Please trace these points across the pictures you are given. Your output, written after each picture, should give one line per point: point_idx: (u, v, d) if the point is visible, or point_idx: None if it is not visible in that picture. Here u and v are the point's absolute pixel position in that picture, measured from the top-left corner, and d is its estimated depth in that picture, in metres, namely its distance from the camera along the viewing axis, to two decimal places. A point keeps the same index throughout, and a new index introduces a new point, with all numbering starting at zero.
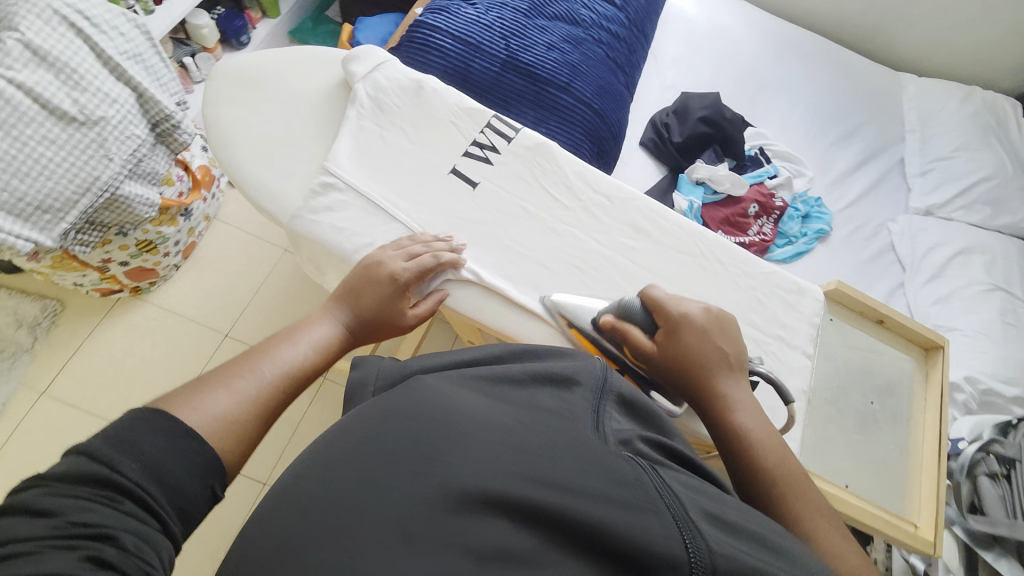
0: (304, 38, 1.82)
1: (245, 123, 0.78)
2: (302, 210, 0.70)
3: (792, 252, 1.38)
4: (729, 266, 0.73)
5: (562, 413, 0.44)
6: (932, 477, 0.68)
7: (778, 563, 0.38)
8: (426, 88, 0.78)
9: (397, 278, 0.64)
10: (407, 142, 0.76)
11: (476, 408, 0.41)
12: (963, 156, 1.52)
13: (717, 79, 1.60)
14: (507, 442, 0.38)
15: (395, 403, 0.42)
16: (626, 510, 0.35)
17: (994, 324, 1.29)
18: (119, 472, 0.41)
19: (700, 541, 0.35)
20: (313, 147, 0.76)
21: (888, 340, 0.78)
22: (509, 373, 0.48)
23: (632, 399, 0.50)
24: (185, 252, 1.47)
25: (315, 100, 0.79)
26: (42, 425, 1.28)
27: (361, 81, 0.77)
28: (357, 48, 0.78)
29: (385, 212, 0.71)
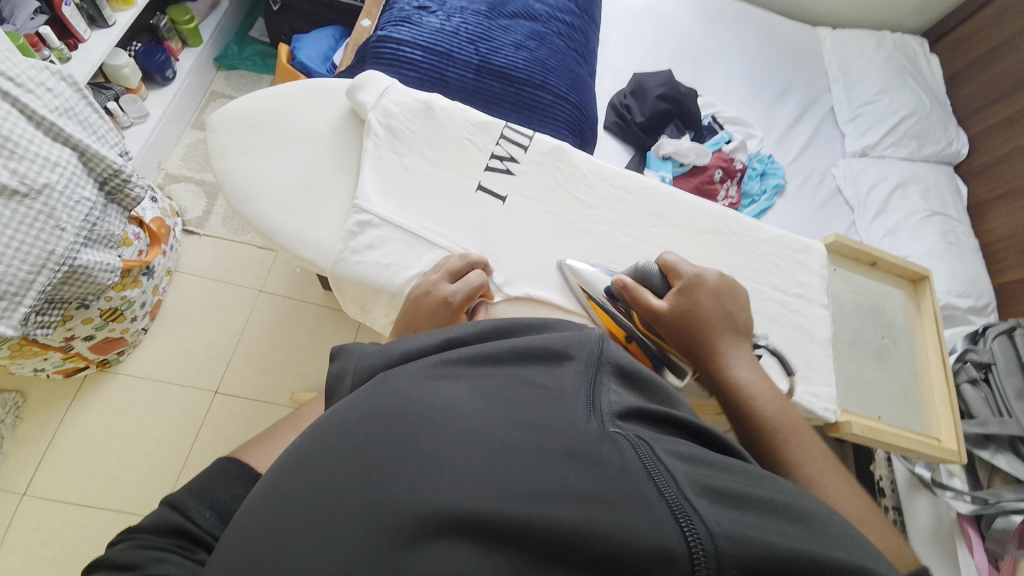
0: (233, 64, 1.71)
1: (258, 172, 0.73)
2: (342, 252, 0.68)
3: (758, 210, 1.47)
4: (745, 236, 0.78)
5: (549, 391, 0.40)
6: (945, 395, 0.80)
7: (790, 529, 0.34)
8: (435, 107, 0.77)
9: (451, 302, 0.60)
10: (428, 165, 0.75)
11: (445, 410, 0.37)
12: (885, 98, 1.67)
13: (660, 54, 1.66)
14: (468, 451, 0.34)
15: (355, 418, 0.38)
16: (606, 508, 0.32)
17: (938, 246, 1.45)
18: (193, 521, 0.44)
19: (700, 524, 0.32)
20: (315, 184, 0.73)
21: (882, 278, 0.89)
22: (493, 355, 0.44)
23: (632, 369, 0.46)
24: (151, 313, 1.36)
25: (327, 135, 0.76)
26: (33, 529, 1.16)
27: (371, 111, 0.75)
28: (359, 77, 0.75)
29: (426, 239, 0.70)
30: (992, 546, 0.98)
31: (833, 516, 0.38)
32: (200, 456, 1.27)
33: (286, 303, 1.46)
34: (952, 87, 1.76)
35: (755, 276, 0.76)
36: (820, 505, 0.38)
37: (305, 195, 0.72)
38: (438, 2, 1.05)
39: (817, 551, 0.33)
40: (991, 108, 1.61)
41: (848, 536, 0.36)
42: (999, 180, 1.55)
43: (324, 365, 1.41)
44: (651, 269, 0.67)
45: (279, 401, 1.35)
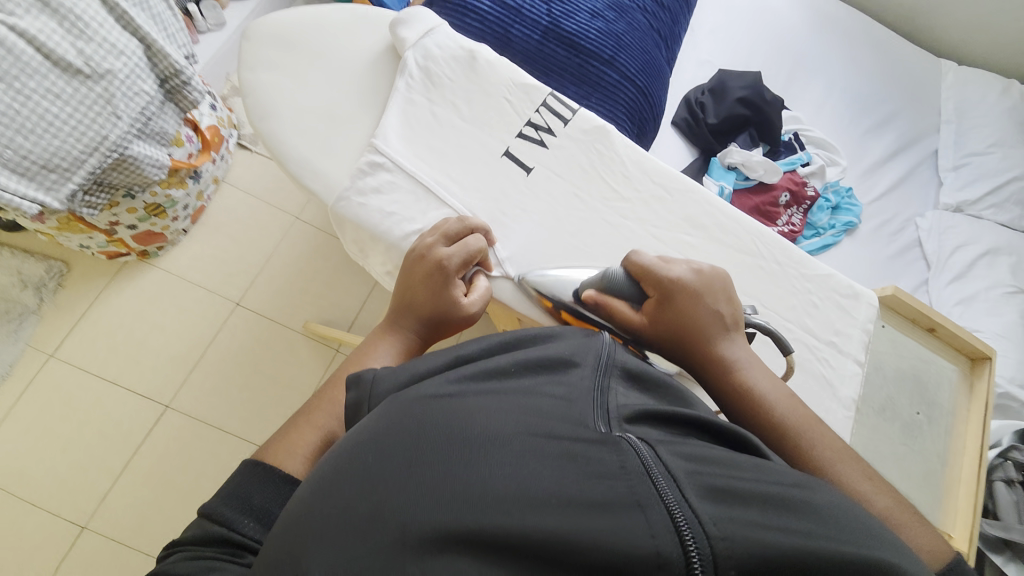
0: None
1: (290, 94, 0.72)
2: (347, 191, 0.66)
3: (820, 244, 1.34)
4: (787, 267, 0.71)
5: (556, 403, 0.41)
6: (970, 491, 0.72)
7: (794, 520, 0.34)
8: (480, 59, 0.72)
9: (444, 266, 0.57)
10: (459, 120, 0.71)
11: (455, 414, 0.39)
12: (999, 153, 1.48)
13: (753, 54, 1.52)
14: (472, 457, 0.35)
15: (362, 434, 0.40)
16: (603, 514, 0.32)
17: (1016, 328, 1.28)
18: (239, 532, 0.43)
19: (697, 525, 0.31)
20: (342, 117, 0.71)
21: (936, 348, 0.79)
22: (500, 364, 0.46)
23: (639, 370, 0.48)
24: (193, 216, 1.41)
25: (361, 68, 0.73)
26: (52, 387, 1.26)
27: (410, 49, 0.71)
28: (405, 11, 0.71)
29: (437, 196, 0.67)
30: None
31: (847, 506, 0.37)
32: (210, 360, 1.33)
33: (316, 234, 1.48)
34: None
35: (788, 313, 0.69)
36: (829, 493, 0.38)
37: (334, 127, 0.70)
38: None
39: (823, 544, 0.32)
40: None
41: (863, 529, 0.35)
42: None
43: (338, 302, 1.43)
44: (620, 274, 0.60)
45: (290, 325, 1.39)
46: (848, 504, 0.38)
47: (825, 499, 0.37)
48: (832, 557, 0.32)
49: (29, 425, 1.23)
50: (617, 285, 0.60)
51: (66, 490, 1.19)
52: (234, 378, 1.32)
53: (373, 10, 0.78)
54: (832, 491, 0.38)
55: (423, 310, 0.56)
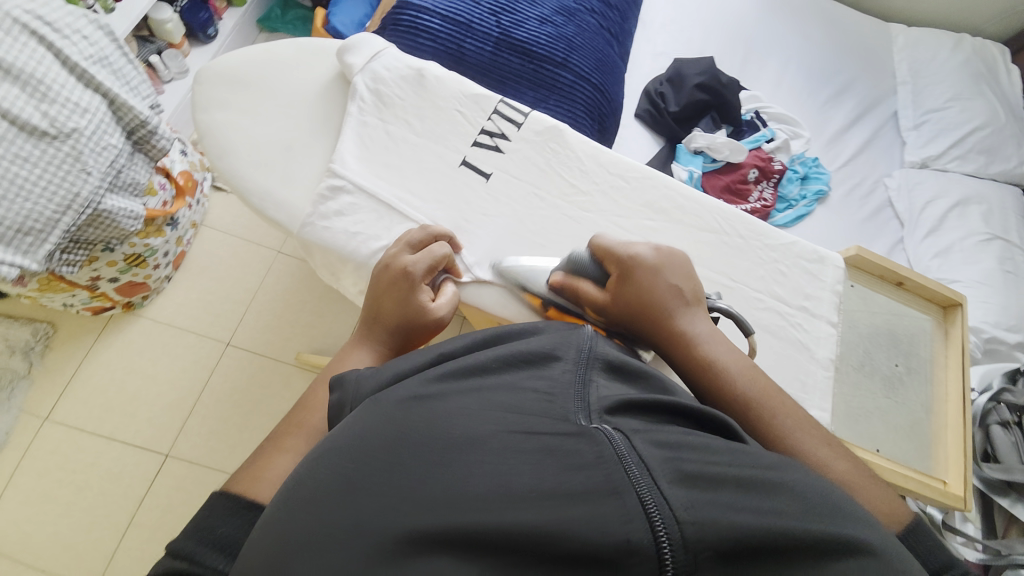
0: (274, 28, 1.74)
1: (244, 131, 0.73)
2: (311, 217, 0.67)
3: (793, 216, 1.37)
4: (749, 239, 0.72)
5: (536, 399, 0.41)
6: (959, 436, 0.74)
7: (769, 501, 0.35)
8: (428, 76, 0.75)
9: (410, 273, 0.59)
10: (413, 135, 0.73)
11: (436, 419, 0.39)
12: (956, 107, 1.52)
13: (706, 40, 1.55)
14: (450, 459, 0.36)
15: (344, 441, 0.40)
16: (578, 503, 0.32)
17: (994, 274, 1.31)
18: (196, 562, 0.42)
19: (668, 511, 0.32)
20: (300, 147, 0.73)
21: (907, 300, 0.81)
22: (481, 363, 0.47)
23: (620, 361, 0.49)
24: (175, 262, 1.41)
25: (312, 98, 0.75)
26: (49, 451, 1.26)
27: (359, 74, 0.73)
28: (350, 38, 0.74)
29: (398, 211, 0.68)
30: None
31: (821, 486, 0.38)
32: (206, 404, 1.33)
33: (300, 266, 1.50)
34: None
35: (756, 283, 0.71)
36: (806, 474, 0.39)
37: (292, 157, 0.72)
38: None
39: (795, 525, 0.33)
40: None
41: (836, 510, 0.36)
42: None
43: (330, 330, 1.44)
44: (585, 258, 0.64)
45: (284, 358, 1.40)
46: (828, 485, 0.39)
47: (799, 478, 0.37)
48: (806, 538, 0.32)
49: (29, 491, 1.22)
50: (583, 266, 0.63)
51: (73, 552, 1.18)
52: (234, 418, 1.33)
53: (322, 40, 0.80)
54: (811, 473, 0.39)
55: (392, 319, 0.57)
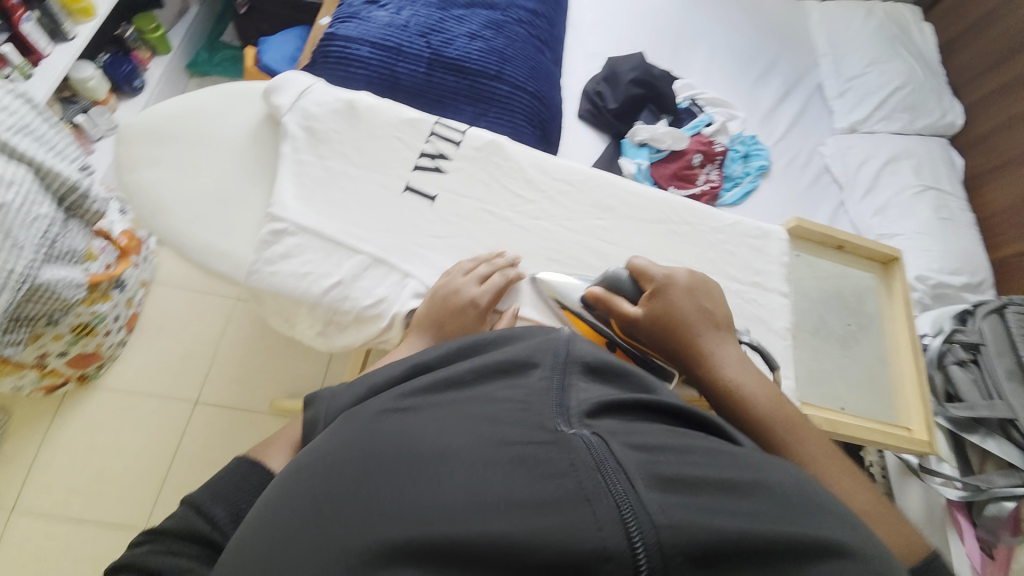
0: (204, 71, 1.70)
1: (175, 184, 0.71)
2: (256, 264, 0.65)
3: (741, 193, 1.42)
4: (697, 226, 0.75)
5: (512, 409, 0.41)
6: (914, 383, 0.78)
7: (750, 503, 0.35)
8: (359, 106, 0.74)
9: (478, 304, 0.62)
10: (352, 167, 0.72)
11: (409, 439, 0.38)
12: (875, 71, 1.61)
13: (635, 36, 1.60)
14: (422, 476, 0.35)
15: (319, 459, 0.40)
16: (551, 512, 0.32)
17: (931, 223, 1.39)
18: (218, 530, 0.44)
19: (643, 516, 0.32)
20: (237, 195, 0.71)
21: (849, 261, 0.85)
22: (455, 376, 0.46)
23: (599, 362, 0.48)
24: (128, 325, 1.35)
25: (244, 143, 0.74)
26: (17, 545, 1.18)
27: (288, 114, 0.73)
28: (273, 79, 0.73)
29: (346, 245, 0.68)
30: (986, 536, 0.96)
31: (801, 480, 0.38)
32: (181, 466, 1.27)
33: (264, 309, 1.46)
34: (948, 54, 1.69)
35: (708, 267, 0.73)
36: (784, 469, 0.39)
37: (230, 206, 0.71)
38: None
39: (774, 528, 0.33)
40: (993, 73, 1.54)
41: (813, 508, 0.36)
42: (996, 150, 1.49)
43: (304, 369, 1.40)
44: (623, 275, 0.66)
45: (260, 407, 1.35)
46: (809, 480, 0.39)
47: (776, 477, 0.37)
48: (786, 543, 0.32)
49: None
50: (620, 284, 0.66)
51: None
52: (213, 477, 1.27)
53: (248, 84, 0.79)
54: (791, 468, 0.40)
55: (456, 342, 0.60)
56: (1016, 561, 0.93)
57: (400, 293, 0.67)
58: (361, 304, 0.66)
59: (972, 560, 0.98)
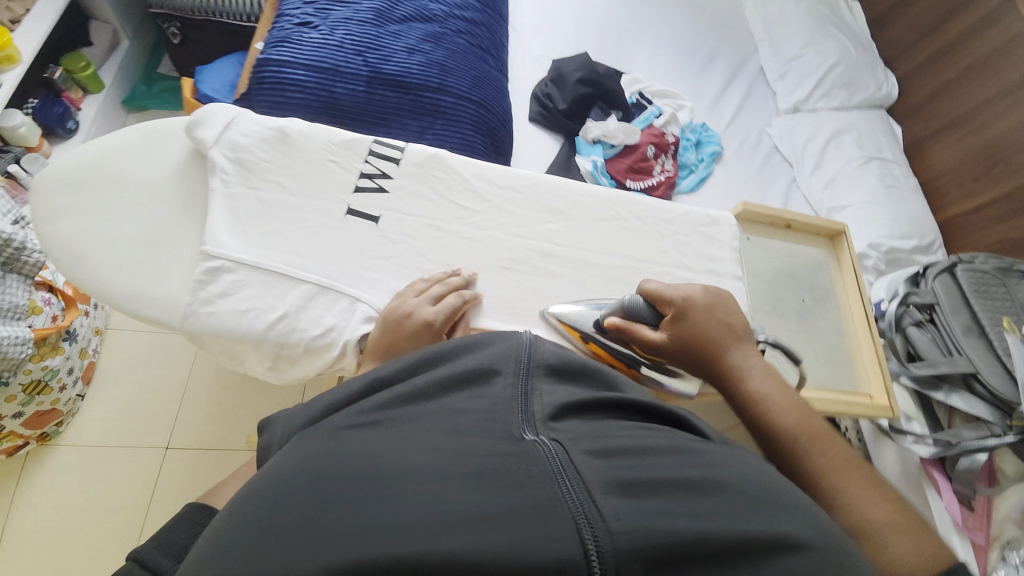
0: (142, 104, 1.66)
1: (96, 232, 0.69)
2: (192, 306, 0.63)
3: (696, 179, 1.44)
4: (646, 219, 0.79)
5: (477, 420, 0.39)
6: (871, 350, 0.80)
7: (710, 502, 0.34)
8: (290, 132, 0.74)
9: (432, 325, 0.61)
10: (289, 194, 0.72)
11: (364, 456, 0.35)
12: (811, 52, 1.66)
13: (579, 35, 1.62)
14: (379, 493, 0.32)
15: (264, 482, 0.35)
16: (512, 528, 0.30)
17: (878, 191, 1.44)
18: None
19: (597, 524, 0.31)
20: (163, 236, 0.69)
21: (798, 239, 0.88)
22: (414, 390, 0.42)
23: (562, 362, 0.46)
24: (84, 377, 1.29)
25: (168, 180, 0.72)
26: None
27: (214, 147, 0.70)
28: (197, 112, 0.71)
29: (290, 276, 0.66)
30: (962, 489, 0.98)
31: (759, 474, 0.38)
32: (154, 520, 1.21)
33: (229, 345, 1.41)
34: (879, 28, 1.76)
35: (661, 257, 0.77)
36: (741, 463, 0.39)
37: (163, 248, 0.69)
38: (321, 15, 1.00)
39: (730, 526, 0.33)
40: (922, 43, 1.60)
41: (766, 499, 0.36)
42: (933, 116, 1.55)
43: (276, 403, 1.36)
44: (638, 302, 0.67)
45: (234, 446, 1.30)
46: (766, 472, 0.39)
47: (734, 474, 0.37)
48: (738, 538, 0.32)
49: None
50: (636, 311, 0.67)
51: None
52: None
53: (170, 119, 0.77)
54: (749, 461, 0.40)
55: None
56: (995, 511, 0.94)
57: (349, 319, 0.66)
58: (310, 335, 0.64)
59: (953, 514, 0.99)
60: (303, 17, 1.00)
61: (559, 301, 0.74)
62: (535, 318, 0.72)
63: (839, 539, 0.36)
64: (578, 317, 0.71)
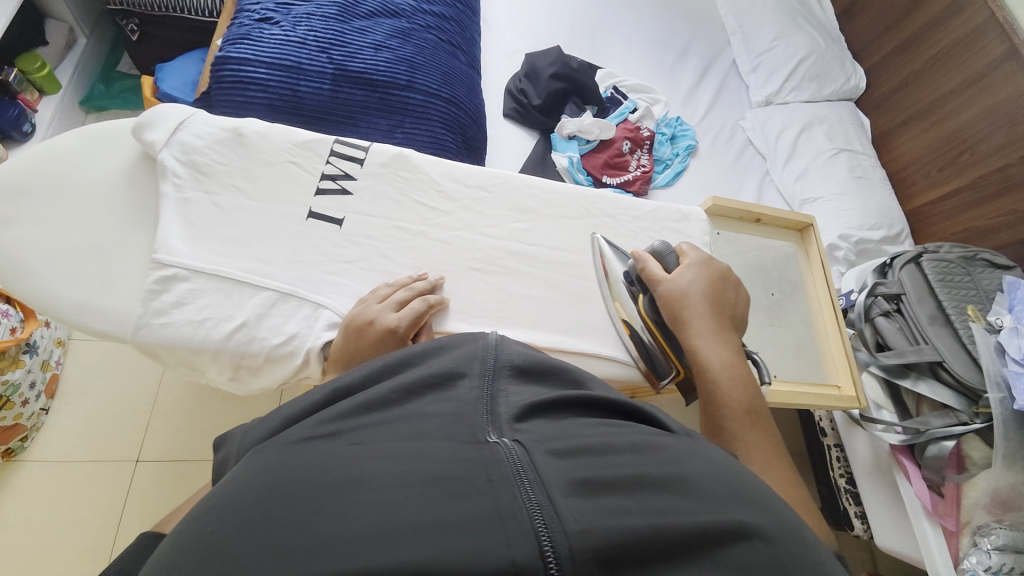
0: (101, 105, 1.60)
1: (42, 242, 0.66)
2: (144, 317, 0.62)
3: (672, 174, 1.45)
4: (617, 216, 0.81)
5: (442, 424, 0.37)
6: (839, 342, 0.82)
7: (676, 499, 0.34)
8: (246, 133, 0.72)
9: (396, 331, 0.60)
10: (247, 199, 0.70)
11: (317, 468, 0.33)
12: (782, 44, 1.67)
13: (553, 30, 1.61)
14: (327, 506, 0.30)
15: (217, 498, 0.33)
16: (471, 534, 0.28)
17: (847, 182, 1.47)
18: None
19: (554, 524, 0.29)
20: (112, 245, 0.67)
21: (768, 233, 0.89)
22: (378, 397, 0.40)
23: (529, 362, 0.46)
24: (47, 391, 1.24)
25: (117, 184, 0.70)
26: None
27: (164, 149, 0.69)
28: (143, 115, 0.68)
29: (249, 283, 0.65)
30: (931, 475, 0.99)
31: (728, 470, 0.38)
32: (127, 534, 1.17)
33: None
34: (848, 21, 1.78)
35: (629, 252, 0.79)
36: (710, 461, 0.39)
37: (111, 259, 0.67)
38: (282, 11, 0.97)
39: (695, 521, 0.32)
40: (889, 34, 1.63)
41: (732, 494, 0.35)
42: (899, 107, 1.58)
43: (251, 409, 1.32)
44: (669, 250, 0.71)
45: (207, 456, 1.27)
46: (736, 469, 0.39)
47: (699, 471, 0.37)
48: (702, 535, 0.31)
49: None
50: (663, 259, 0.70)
51: None
52: None
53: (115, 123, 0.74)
54: (717, 457, 0.40)
55: None
56: (965, 497, 0.96)
57: (312, 326, 0.65)
58: (270, 344, 0.64)
59: (923, 500, 1.01)
60: (264, 13, 0.96)
61: (530, 301, 0.75)
62: (505, 318, 0.73)
63: (808, 532, 0.35)
64: (616, 256, 0.74)
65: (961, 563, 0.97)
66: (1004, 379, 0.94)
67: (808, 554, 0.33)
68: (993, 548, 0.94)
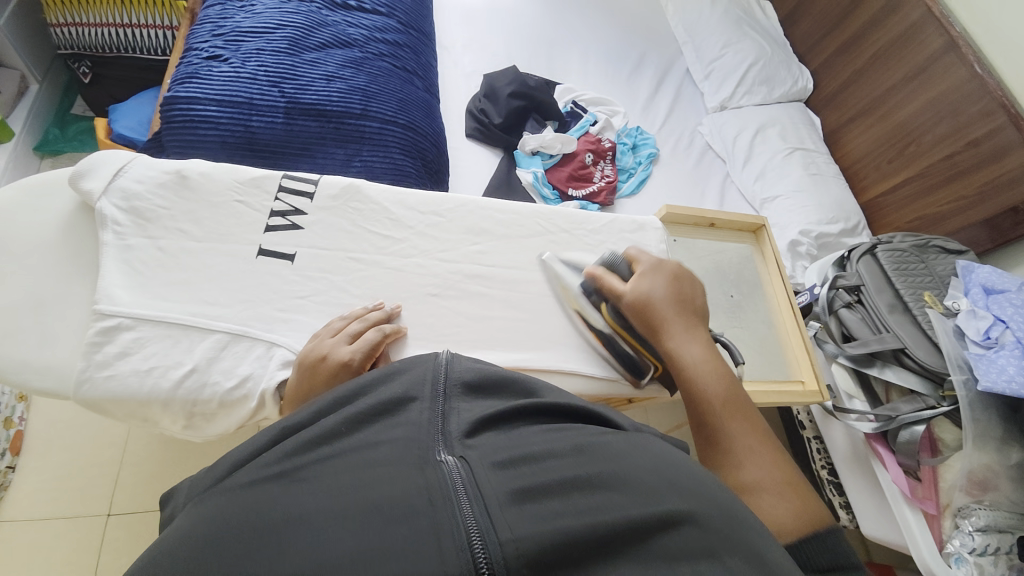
0: (57, 149, 1.56)
1: None
2: (87, 371, 0.61)
3: (636, 182, 1.48)
4: (575, 232, 0.84)
5: (392, 451, 0.36)
6: (800, 338, 0.84)
7: (626, 497, 0.33)
8: (190, 176, 0.73)
9: (350, 364, 0.59)
10: (193, 241, 0.71)
11: (253, 510, 0.32)
12: (730, 52, 1.73)
13: (510, 50, 1.64)
14: (265, 551, 0.29)
15: (146, 556, 0.31)
16: (410, 560, 0.28)
17: (803, 179, 1.51)
18: None
19: (490, 537, 0.30)
20: (53, 298, 0.67)
21: (723, 237, 0.92)
22: (325, 430, 0.38)
23: (479, 377, 0.45)
24: (9, 448, 1.18)
25: (56, 237, 0.70)
26: None
27: (102, 198, 0.68)
28: (80, 163, 0.68)
29: (198, 326, 0.65)
30: (907, 461, 1.00)
31: (683, 464, 0.38)
32: None
33: None
34: (791, 25, 1.86)
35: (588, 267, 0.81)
36: (663, 454, 0.39)
37: (49, 314, 0.66)
38: (231, 47, 0.97)
39: (642, 520, 0.32)
40: (831, 35, 1.70)
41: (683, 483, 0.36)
42: (846, 105, 1.65)
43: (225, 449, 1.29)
44: (618, 258, 0.72)
45: None
46: (692, 464, 0.39)
47: (651, 464, 0.37)
48: (646, 534, 0.32)
49: None
50: (616, 268, 0.71)
51: None
52: None
53: (49, 172, 0.75)
54: (669, 450, 0.40)
55: None
56: (942, 480, 0.99)
57: (266, 366, 0.65)
58: (223, 388, 0.63)
59: (901, 487, 1.03)
60: (212, 50, 0.96)
61: (490, 321, 0.76)
62: (465, 341, 0.73)
63: (756, 518, 0.36)
64: (566, 269, 0.78)
65: (946, 546, 0.99)
66: (965, 361, 0.96)
67: (760, 540, 0.34)
68: (974, 529, 0.95)
